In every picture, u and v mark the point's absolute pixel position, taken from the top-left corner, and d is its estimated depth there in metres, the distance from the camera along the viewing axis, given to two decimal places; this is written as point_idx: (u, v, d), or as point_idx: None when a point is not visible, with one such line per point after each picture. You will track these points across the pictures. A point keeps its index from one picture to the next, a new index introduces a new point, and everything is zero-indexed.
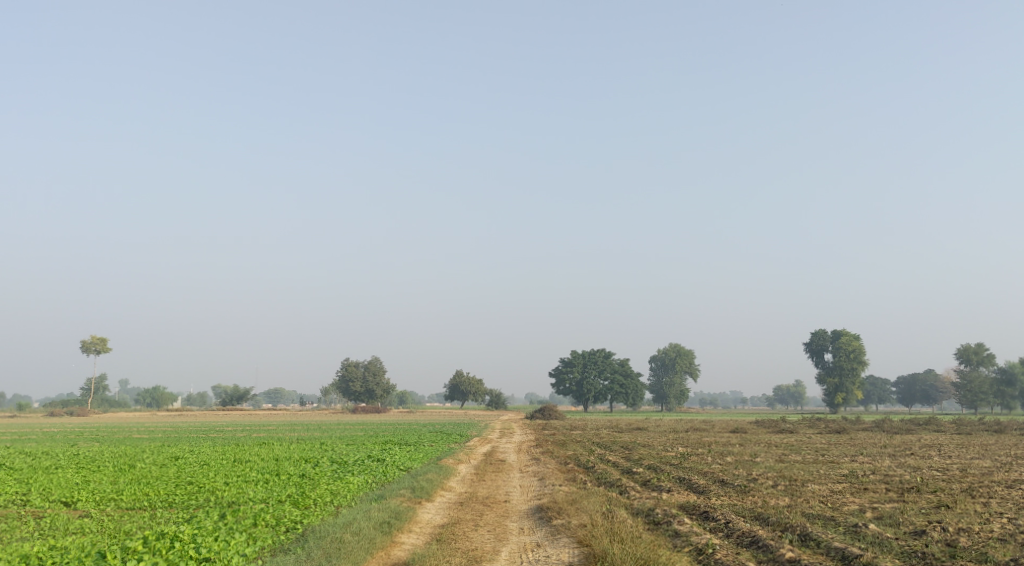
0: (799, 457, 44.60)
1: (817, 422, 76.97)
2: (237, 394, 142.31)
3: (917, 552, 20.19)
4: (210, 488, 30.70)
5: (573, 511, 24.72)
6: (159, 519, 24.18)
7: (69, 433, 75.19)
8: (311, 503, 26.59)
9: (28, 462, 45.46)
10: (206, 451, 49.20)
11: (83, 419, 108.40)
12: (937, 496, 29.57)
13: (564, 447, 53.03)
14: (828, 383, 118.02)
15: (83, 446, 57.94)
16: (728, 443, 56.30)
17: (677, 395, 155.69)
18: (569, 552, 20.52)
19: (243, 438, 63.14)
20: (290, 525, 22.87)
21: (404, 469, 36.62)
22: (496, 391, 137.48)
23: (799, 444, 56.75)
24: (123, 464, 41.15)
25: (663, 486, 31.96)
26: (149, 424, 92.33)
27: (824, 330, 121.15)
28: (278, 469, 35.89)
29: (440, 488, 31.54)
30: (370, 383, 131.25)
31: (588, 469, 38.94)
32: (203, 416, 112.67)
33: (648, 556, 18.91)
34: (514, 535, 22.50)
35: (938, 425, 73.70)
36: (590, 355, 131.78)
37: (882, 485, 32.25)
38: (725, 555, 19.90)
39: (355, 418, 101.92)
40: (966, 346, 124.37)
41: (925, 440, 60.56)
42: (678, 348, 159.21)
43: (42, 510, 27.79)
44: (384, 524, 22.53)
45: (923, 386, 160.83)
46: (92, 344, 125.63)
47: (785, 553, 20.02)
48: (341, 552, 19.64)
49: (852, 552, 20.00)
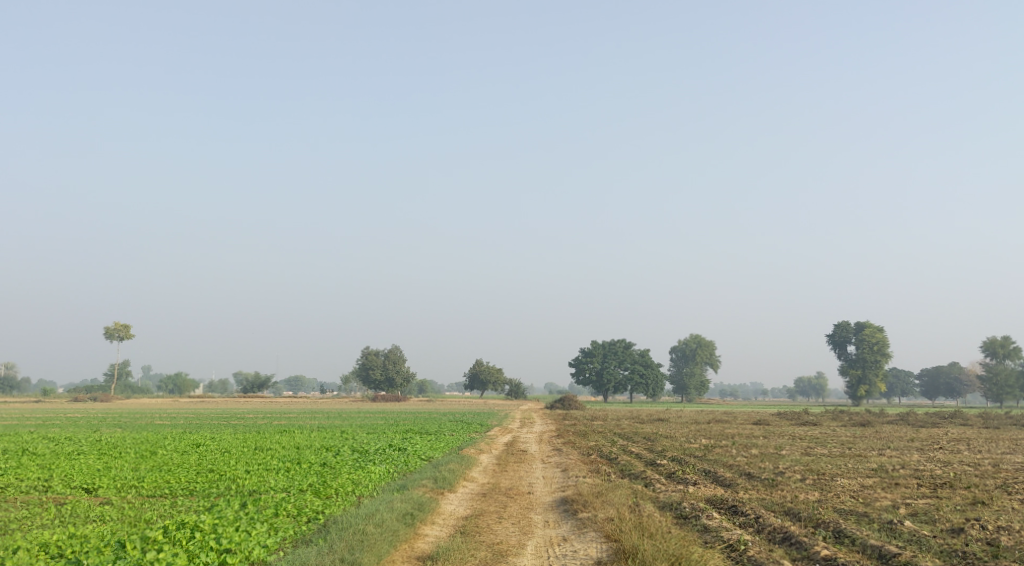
0: (824, 450, 43.85)
1: (839, 415, 76.04)
2: (258, 382, 142.70)
3: (957, 552, 19.55)
4: (231, 476, 30.42)
5: (599, 504, 24.20)
6: (179, 507, 23.90)
7: (93, 419, 75.55)
8: (332, 492, 26.26)
9: (50, 447, 45.45)
10: (227, 439, 49.06)
11: (107, 404, 108.93)
12: (971, 492, 28.88)
13: (586, 438, 52.54)
14: (851, 375, 116.80)
15: (104, 433, 57.93)
16: (751, 436, 55.64)
17: (698, 385, 153.29)
18: (596, 547, 19.95)
19: (264, 426, 62.96)
20: (311, 515, 22.48)
21: (425, 458, 36.22)
22: (516, 380, 137.07)
23: (823, 437, 55.98)
24: (145, 450, 41.06)
25: (689, 478, 31.44)
26: (170, 410, 92.63)
27: (847, 322, 120.00)
28: (297, 458, 35.60)
29: (462, 478, 31.17)
30: (391, 370, 131.07)
31: (611, 460, 38.41)
32: (225, 402, 112.86)
33: (680, 553, 18.34)
34: (539, 529, 21.99)
35: (963, 418, 72.63)
36: (610, 345, 131.30)
37: (914, 480, 31.47)
38: (758, 552, 19.31)
39: (374, 406, 101.82)
40: (992, 339, 122.97)
41: (952, 434, 59.50)
42: (698, 339, 158.54)
43: (63, 497, 27.54)
44: (406, 515, 22.08)
45: (947, 379, 159.23)
46: (115, 330, 126.25)
47: (820, 551, 19.43)
48: (363, 544, 19.06)
49: (889, 551, 19.40)
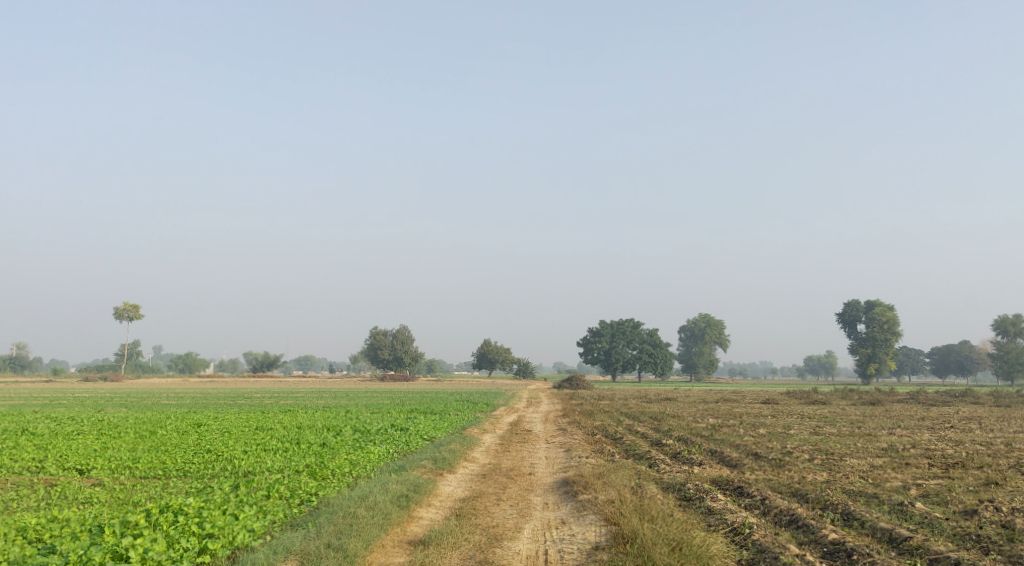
0: (833, 430, 43.08)
1: (849, 394, 75.19)
2: (267, 361, 142.57)
3: (971, 535, 18.78)
4: (228, 456, 29.84)
5: (600, 486, 23.48)
6: (171, 489, 23.33)
7: (100, 398, 75.36)
8: (329, 473, 25.67)
9: (51, 427, 44.96)
10: (228, 419, 48.61)
11: (117, 384, 108.92)
12: (984, 473, 28.09)
13: (592, 418, 52.04)
14: (860, 353, 115.80)
15: (108, 412, 57.57)
16: (759, 415, 54.89)
17: (707, 364, 152.98)
18: (595, 531, 19.25)
19: (270, 406, 62.20)
20: (305, 497, 21.87)
21: (426, 438, 35.51)
22: (524, 360, 136.39)
23: (832, 416, 55.34)
24: (146, 431, 40.55)
25: (694, 459, 30.75)
26: (178, 390, 92.42)
27: (857, 301, 118.95)
28: (297, 438, 34.97)
29: (463, 459, 30.52)
30: (399, 350, 130.57)
31: (616, 439, 37.76)
32: (233, 383, 112.74)
33: (682, 538, 17.59)
34: (538, 511, 21.34)
35: (973, 397, 71.89)
36: (619, 325, 130.59)
37: (926, 461, 30.68)
38: (763, 537, 18.53)
39: (381, 386, 101.46)
40: (1003, 317, 121.85)
41: (963, 413, 58.56)
42: (707, 318, 157.93)
43: (55, 478, 26.97)
44: (401, 497, 21.44)
45: (957, 357, 158.02)
46: (125, 310, 126.16)
47: (828, 535, 18.65)
48: (352, 529, 18.36)
49: (899, 535, 18.63)
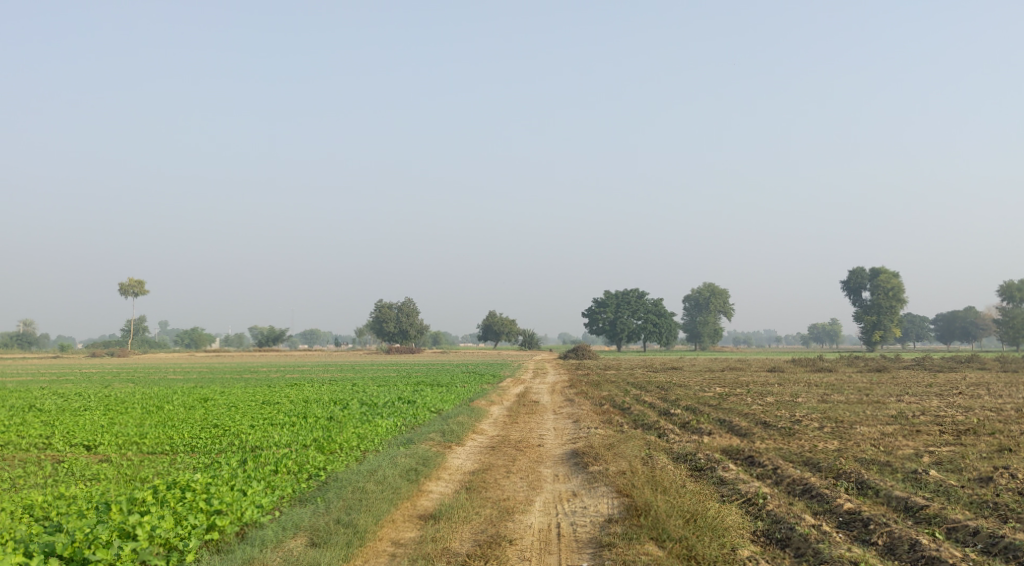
0: (841, 398, 43.01)
1: (855, 361, 75.14)
2: (273, 335, 142.65)
3: (988, 503, 18.56)
4: (235, 431, 29.70)
5: (611, 458, 23.30)
6: (178, 464, 23.19)
7: (108, 373, 75.40)
8: (336, 447, 25.53)
9: (58, 403, 44.85)
10: (236, 393, 48.56)
11: (122, 359, 108.95)
12: (996, 439, 27.88)
13: (599, 387, 51.90)
14: (865, 321, 115.46)
15: (114, 388, 57.56)
16: (766, 383, 54.68)
17: (711, 333, 152.70)
18: (607, 503, 19.05)
19: (276, 379, 62.08)
20: (313, 471, 21.70)
21: (434, 411, 35.28)
22: (529, 331, 136.24)
23: (839, 383, 55.13)
24: (152, 406, 40.53)
25: (703, 428, 30.57)
26: (184, 365, 92.52)
27: (862, 268, 118.57)
28: (304, 412, 34.86)
29: (471, 431, 30.36)
30: (404, 323, 130.49)
31: (623, 410, 37.57)
32: (239, 356, 112.86)
33: (696, 511, 17.39)
34: (548, 484, 21.14)
35: (980, 362, 71.66)
36: (624, 295, 130.48)
37: (937, 428, 30.49)
38: (777, 507, 18.32)
39: (388, 359, 101.47)
40: (1009, 283, 121.38)
41: (970, 379, 58.52)
42: (712, 287, 157.59)
43: (61, 454, 26.85)
44: (410, 471, 21.26)
45: (962, 323, 157.53)
46: (130, 286, 126.21)
47: (843, 504, 18.43)
48: (361, 504, 18.16)
49: (915, 504, 18.40)
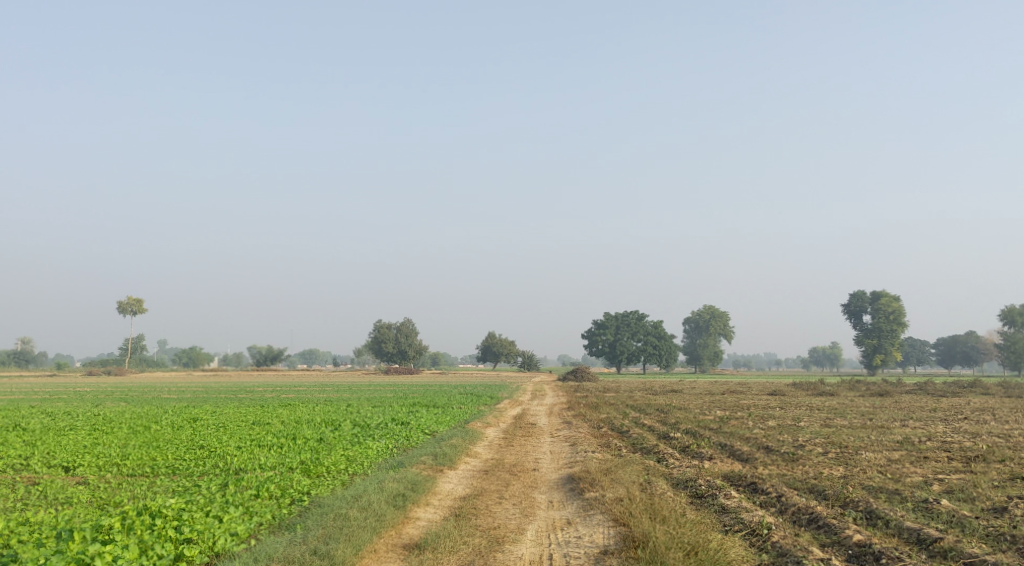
0: (845, 422, 41.95)
1: (856, 384, 74.05)
2: (271, 354, 141.61)
3: (1005, 535, 17.61)
4: (220, 452, 28.76)
5: (608, 484, 22.34)
6: (155, 488, 22.21)
7: (104, 392, 74.46)
8: (324, 471, 24.56)
9: (44, 422, 43.75)
10: (227, 413, 47.46)
11: (118, 377, 108.03)
12: (1006, 466, 26.92)
13: (598, 410, 51.09)
14: (866, 344, 114.25)
15: (106, 407, 56.68)
16: (767, 406, 53.87)
17: (711, 355, 151.70)
18: (603, 532, 18.13)
19: (271, 400, 61.09)
20: (295, 496, 20.71)
21: (428, 433, 34.20)
22: (528, 353, 135.30)
23: (841, 407, 54.14)
24: (140, 425, 39.44)
25: (704, 453, 29.65)
26: (178, 383, 91.43)
27: (863, 291, 117.64)
28: (294, 433, 33.82)
29: (464, 454, 29.41)
30: (402, 343, 129.37)
31: (622, 434, 36.34)
32: (236, 374, 111.97)
33: (696, 543, 16.44)
34: (542, 510, 20.19)
35: (984, 387, 70.47)
36: (624, 316, 129.54)
37: (945, 454, 29.46)
38: (783, 538, 17.34)
39: (385, 379, 100.32)
40: (1011, 307, 120.35)
41: (973, 404, 57.46)
42: (712, 310, 156.62)
43: (38, 476, 25.91)
44: (397, 497, 20.23)
45: (963, 347, 156.18)
46: (128, 304, 125.34)
47: (852, 535, 17.47)
48: (342, 534, 17.18)
49: (929, 535, 17.45)
